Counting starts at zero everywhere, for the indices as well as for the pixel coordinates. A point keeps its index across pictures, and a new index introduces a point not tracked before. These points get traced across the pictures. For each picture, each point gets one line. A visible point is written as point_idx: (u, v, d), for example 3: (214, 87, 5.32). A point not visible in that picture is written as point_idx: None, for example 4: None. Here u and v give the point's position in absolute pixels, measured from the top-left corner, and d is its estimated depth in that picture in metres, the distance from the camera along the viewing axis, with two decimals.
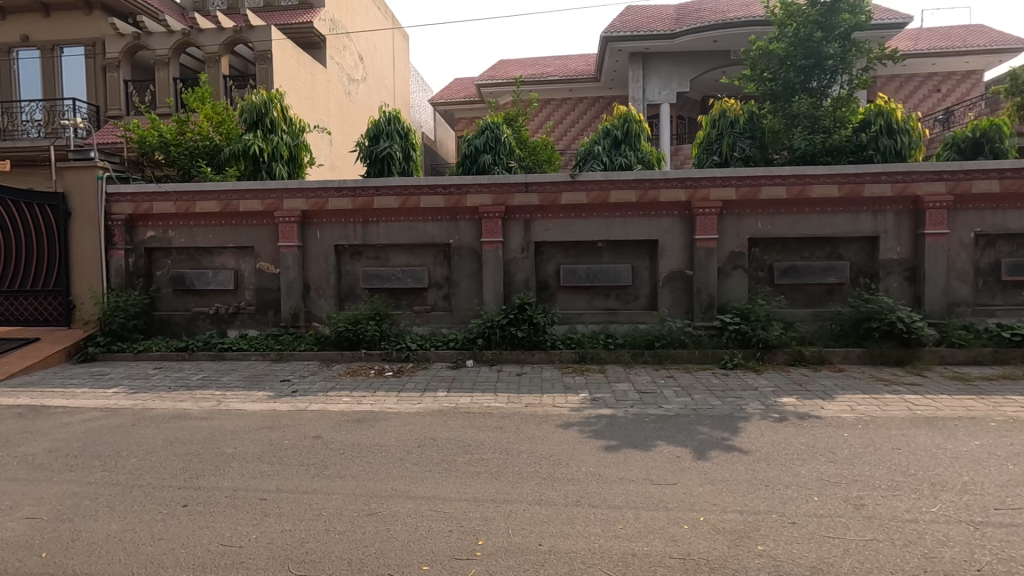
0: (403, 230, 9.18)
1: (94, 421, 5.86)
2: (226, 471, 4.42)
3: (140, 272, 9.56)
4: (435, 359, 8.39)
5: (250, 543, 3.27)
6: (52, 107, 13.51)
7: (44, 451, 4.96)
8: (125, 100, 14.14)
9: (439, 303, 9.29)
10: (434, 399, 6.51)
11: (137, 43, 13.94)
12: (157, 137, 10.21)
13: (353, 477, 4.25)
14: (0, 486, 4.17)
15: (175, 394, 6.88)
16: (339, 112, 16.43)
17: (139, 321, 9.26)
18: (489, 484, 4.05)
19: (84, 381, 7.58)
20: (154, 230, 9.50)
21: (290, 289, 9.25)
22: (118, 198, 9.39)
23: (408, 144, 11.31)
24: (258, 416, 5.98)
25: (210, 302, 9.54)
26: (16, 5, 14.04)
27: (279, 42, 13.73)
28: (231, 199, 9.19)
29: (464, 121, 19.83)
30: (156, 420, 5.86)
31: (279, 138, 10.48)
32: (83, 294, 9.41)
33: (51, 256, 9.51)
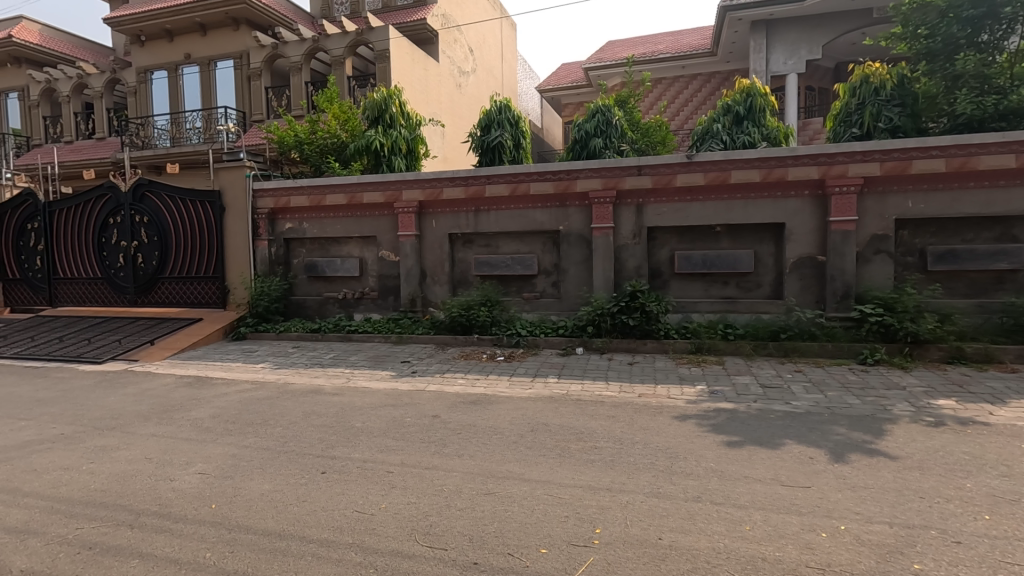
0: (513, 217, 9.30)
1: (246, 392, 6.65)
2: (357, 443, 4.80)
3: (280, 260, 10.60)
4: (545, 345, 8.46)
5: (380, 511, 3.51)
6: (209, 116, 15.36)
7: (210, 416, 5.71)
8: (266, 105, 15.69)
9: (548, 290, 9.32)
10: (545, 384, 6.58)
11: (275, 53, 15.40)
12: (293, 136, 11.21)
13: (470, 456, 4.41)
14: (178, 444, 4.87)
15: (311, 371, 7.59)
16: (450, 104, 17.00)
17: (280, 304, 10.32)
18: (604, 473, 4.01)
19: (238, 357, 8.61)
20: (291, 222, 10.47)
21: (408, 276, 9.79)
22: (262, 193, 10.48)
23: (518, 132, 11.42)
24: (382, 394, 6.41)
25: (338, 287, 10.35)
26: (180, 27, 16.07)
27: (396, 41, 14.45)
28: (357, 192, 9.89)
29: (571, 106, 19.52)
30: (297, 394, 6.51)
31: (398, 133, 11.08)
32: (235, 280, 10.67)
33: (210, 247, 10.85)
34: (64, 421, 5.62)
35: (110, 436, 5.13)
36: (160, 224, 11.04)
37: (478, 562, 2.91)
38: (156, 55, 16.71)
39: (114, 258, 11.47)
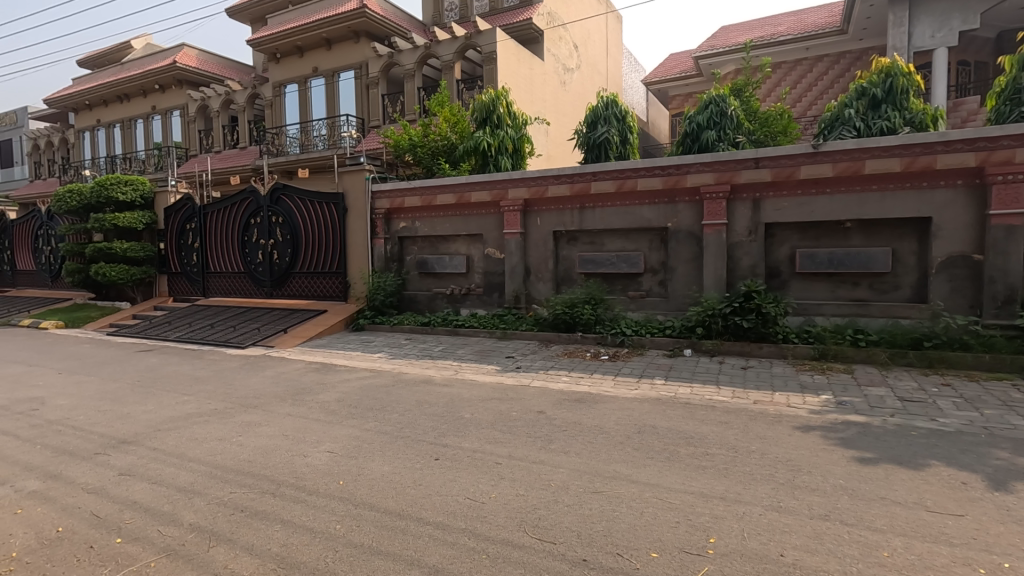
0: (619, 214, 9.14)
1: (365, 379, 7.17)
2: (467, 433, 5.00)
3: (394, 257, 11.29)
4: (651, 346, 8.25)
5: (490, 500, 3.64)
6: (333, 124, 16.70)
7: (335, 399, 6.23)
8: (382, 111, 16.71)
9: (654, 289, 9.06)
10: (651, 386, 6.41)
11: (391, 61, 16.37)
12: (407, 140, 11.84)
13: (576, 454, 4.43)
14: (309, 424, 5.36)
15: (422, 362, 8.02)
16: (554, 102, 17.08)
17: (394, 298, 10.99)
18: (717, 481, 3.83)
19: (357, 346, 9.29)
20: (405, 222, 11.10)
21: (513, 273, 9.98)
22: (380, 194, 11.21)
23: (625, 127, 11.21)
24: (488, 387, 6.61)
25: (447, 283, 10.82)
26: (310, 43, 17.60)
27: (502, 43, 14.78)
28: (465, 191, 10.26)
29: (678, 98, 18.80)
30: (410, 383, 6.91)
31: (504, 133, 11.41)
32: (355, 276, 11.52)
33: (333, 245, 11.80)
34: (216, 397, 6.42)
35: (253, 413, 5.78)
36: (292, 224, 12.18)
37: (587, 559, 2.91)
38: (289, 70, 18.42)
39: (255, 254, 12.84)
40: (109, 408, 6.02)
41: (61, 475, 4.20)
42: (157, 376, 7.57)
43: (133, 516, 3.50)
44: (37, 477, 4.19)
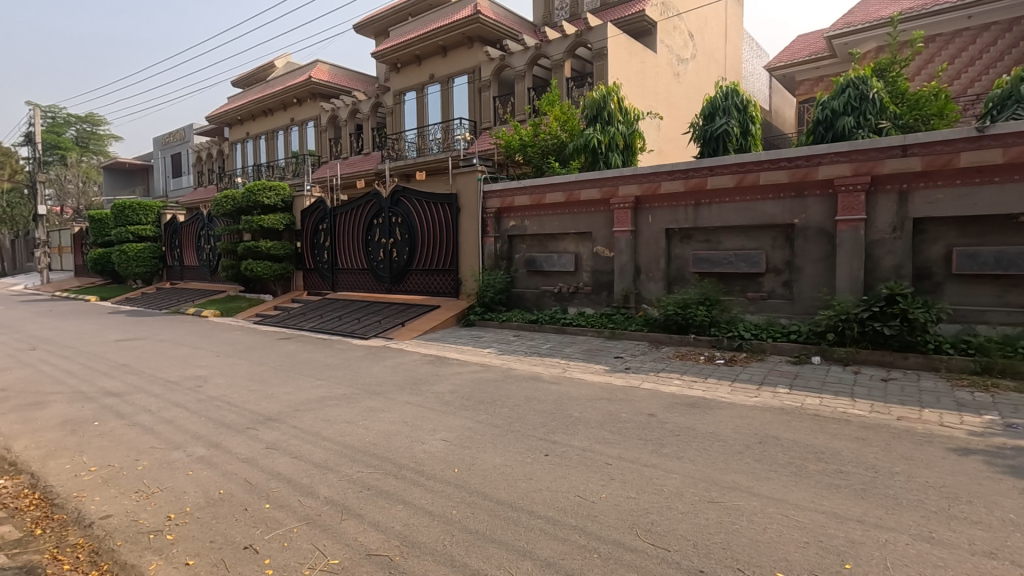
0: (738, 210, 8.62)
1: (476, 372, 7.43)
2: (576, 431, 4.99)
3: (503, 255, 11.55)
4: (773, 351, 7.70)
5: (601, 500, 3.61)
6: (448, 127, 17.46)
7: (449, 391, 6.52)
8: (494, 113, 17.18)
9: (777, 290, 8.43)
10: (774, 394, 5.98)
11: (503, 64, 16.76)
12: (518, 141, 12.03)
13: (691, 460, 4.25)
14: (426, 413, 5.66)
15: (530, 359, 8.16)
16: (667, 95, 16.50)
17: (503, 295, 11.27)
18: (853, 502, 3.49)
19: (468, 341, 9.65)
20: (515, 220, 11.32)
21: (622, 272, 9.80)
22: (491, 194, 11.55)
23: (746, 118, 10.56)
24: (597, 387, 6.57)
25: (554, 281, 10.86)
26: (427, 51, 18.53)
27: (614, 38, 14.58)
28: (574, 190, 10.27)
29: (807, 83, 17.23)
30: (519, 379, 7.05)
31: (615, 129, 11.32)
32: (467, 273, 11.96)
33: (447, 243, 12.34)
34: (344, 383, 7.01)
35: (377, 399, 6.23)
36: (410, 224, 12.92)
37: (704, 570, 2.80)
38: (408, 79, 19.52)
39: (377, 252, 13.79)
40: (257, 388, 6.80)
41: (220, 444, 4.82)
42: (295, 362, 8.42)
43: (278, 486, 3.93)
44: (202, 444, 4.85)
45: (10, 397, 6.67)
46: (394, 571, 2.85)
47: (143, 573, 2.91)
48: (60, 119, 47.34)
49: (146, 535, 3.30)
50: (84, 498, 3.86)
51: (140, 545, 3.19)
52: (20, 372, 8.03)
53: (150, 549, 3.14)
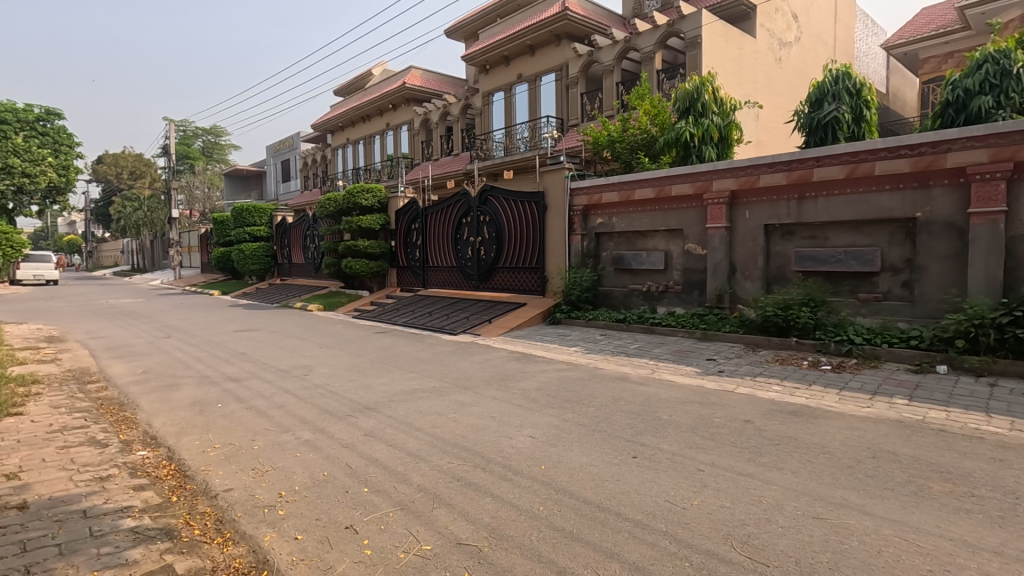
0: (848, 204, 7.94)
1: (562, 371, 7.43)
2: (666, 434, 4.84)
3: (590, 253, 11.42)
4: (888, 358, 7.03)
5: (692, 507, 3.47)
6: (535, 125, 17.55)
7: (536, 388, 6.57)
8: (581, 110, 17.04)
9: (894, 291, 7.67)
10: (889, 405, 5.46)
11: (591, 60, 16.57)
12: (606, 137, 11.83)
13: (793, 472, 3.97)
14: (513, 409, 5.74)
15: (617, 359, 8.02)
16: (768, 83, 15.53)
17: (590, 294, 11.17)
18: (988, 531, 3.10)
19: (554, 339, 9.65)
20: (602, 218, 11.16)
21: (716, 270, 9.35)
22: (578, 192, 11.47)
23: (860, 103, 9.70)
24: (688, 390, 6.33)
25: (643, 280, 10.59)
26: (515, 51, 18.74)
27: (708, 26, 13.94)
28: (665, 185, 9.95)
29: (933, 60, 15.50)
30: (606, 378, 6.96)
31: (709, 121, 10.84)
32: (553, 271, 11.97)
33: (533, 241, 12.42)
34: (435, 377, 7.28)
35: (466, 394, 6.40)
36: (498, 222, 13.14)
37: None
38: (497, 80, 19.82)
39: (465, 250, 14.16)
40: (356, 379, 7.23)
41: (324, 430, 5.18)
42: (389, 355, 8.86)
43: (376, 472, 4.16)
44: (308, 429, 5.25)
45: (151, 379, 7.58)
46: (483, 561, 2.92)
47: (260, 543, 3.20)
48: (189, 133, 53.03)
49: (262, 509, 3.62)
50: (210, 472, 4.31)
51: (256, 517, 3.51)
52: (159, 357, 9.10)
53: (264, 522, 3.44)
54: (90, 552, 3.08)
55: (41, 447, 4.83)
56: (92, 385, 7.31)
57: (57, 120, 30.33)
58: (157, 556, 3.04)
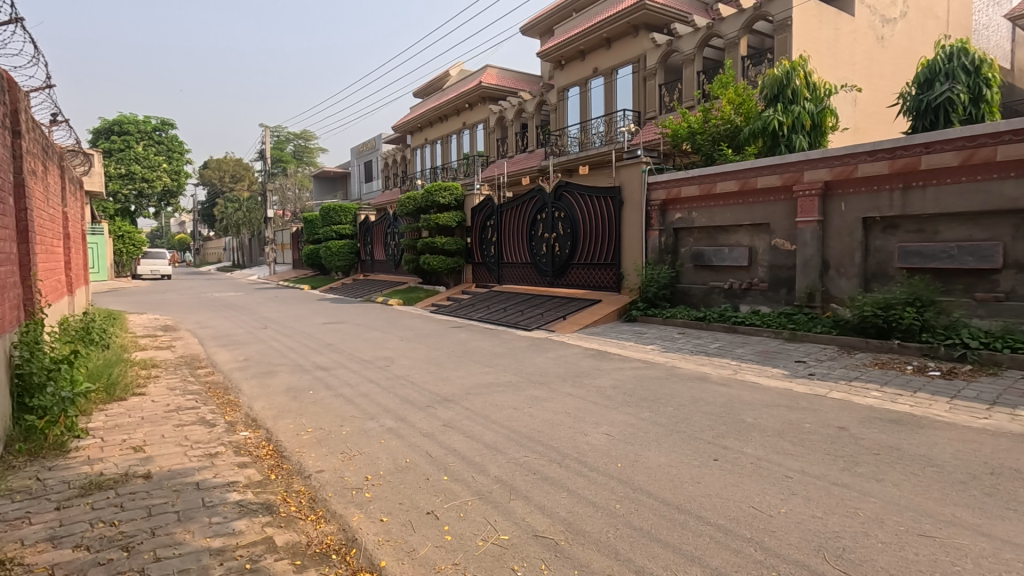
0: (963, 194, 7.20)
1: (638, 369, 7.29)
2: (751, 438, 4.63)
3: (668, 249, 11.09)
4: (1010, 365, 6.32)
5: (780, 515, 3.31)
6: (611, 119, 17.27)
7: (612, 386, 6.48)
8: (659, 102, 16.57)
9: (1019, 290, 6.88)
10: (1010, 417, 4.91)
11: (670, 49, 16.07)
12: (686, 129, 11.43)
13: (895, 484, 3.68)
14: (588, 406, 5.71)
15: (697, 358, 7.76)
16: (867, 64, 14.36)
17: (667, 291, 10.87)
18: None
19: (630, 337, 9.48)
20: (681, 212, 10.80)
21: (807, 266, 8.80)
22: (656, 186, 11.17)
23: (978, 81, 8.78)
24: (774, 392, 6.01)
25: (725, 277, 10.15)
26: (591, 45, 18.52)
27: (800, 6, 13.09)
28: (750, 177, 9.47)
29: None
30: (685, 378, 6.75)
31: (800, 108, 10.20)
32: (629, 268, 11.74)
33: (609, 237, 12.24)
34: (510, 371, 7.38)
35: (541, 389, 6.43)
36: (573, 218, 13.06)
37: None
38: (572, 75, 19.67)
39: (540, 246, 14.20)
40: (435, 371, 7.47)
41: (406, 419, 5.40)
42: (466, 350, 9.07)
43: (455, 462, 4.28)
44: (391, 417, 5.49)
45: (251, 366, 8.23)
46: (559, 554, 2.94)
47: (349, 522, 3.40)
48: (282, 138, 56.80)
49: (351, 491, 3.84)
50: (303, 453, 4.62)
51: (345, 498, 3.73)
52: (257, 346, 9.85)
53: (353, 503, 3.65)
54: (203, 520, 3.40)
55: (160, 424, 5.39)
56: (202, 370, 8.05)
57: (170, 129, 33.76)
58: (260, 528, 3.31)
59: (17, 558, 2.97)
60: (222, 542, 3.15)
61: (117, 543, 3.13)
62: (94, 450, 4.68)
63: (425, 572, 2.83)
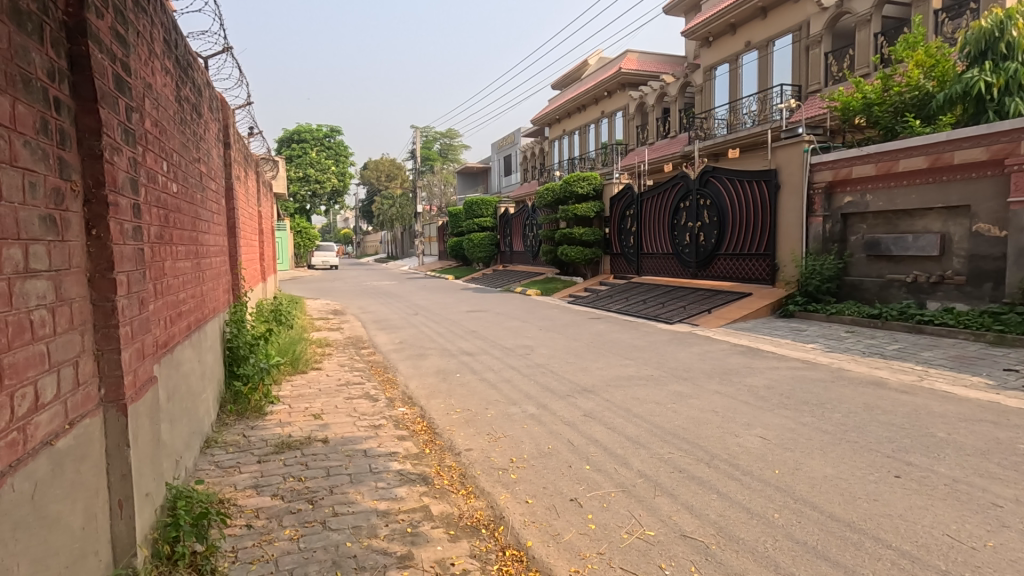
0: None
1: (797, 369, 6.64)
2: (942, 455, 3.99)
3: (834, 237, 9.88)
4: None
5: (986, 549, 2.80)
6: (766, 97, 15.82)
7: (766, 386, 5.99)
8: (826, 73, 14.81)
9: None
10: None
11: (840, 12, 14.27)
12: (860, 100, 10.06)
13: None
14: (739, 405, 5.34)
15: (870, 360, 6.86)
16: None
17: (832, 285, 9.76)
18: None
19: (787, 334, 8.67)
20: (851, 195, 9.55)
21: (1021, 256, 7.33)
22: (820, 167, 9.98)
23: None
24: (974, 404, 5.10)
25: (908, 269, 8.83)
26: (744, 17, 17.11)
27: None
28: (944, 151, 8.09)
29: None
30: (855, 382, 6.00)
31: (1016, 65, 8.47)
32: (786, 258, 10.71)
33: (762, 225, 11.27)
34: (652, 365, 7.16)
35: (686, 385, 6.15)
36: (721, 205, 12.21)
37: None
38: (721, 51, 18.33)
39: (683, 236, 13.52)
40: (575, 362, 7.51)
41: (547, 407, 5.50)
42: (605, 341, 8.98)
43: (597, 452, 4.28)
44: (533, 404, 5.64)
45: (406, 348, 8.97)
46: (710, 558, 2.80)
47: (497, 500, 3.57)
48: (431, 137, 60.89)
49: (497, 471, 4.02)
50: (454, 432, 4.94)
51: (492, 477, 3.91)
52: (410, 331, 10.70)
53: (500, 482, 3.82)
54: (371, 484, 3.80)
55: (334, 396, 6.13)
56: (366, 350, 8.98)
57: (338, 135, 37.97)
58: (418, 497, 3.61)
59: (232, 499, 3.57)
60: (387, 505, 3.49)
61: (304, 496, 3.62)
62: (284, 415, 5.44)
63: (571, 558, 2.87)
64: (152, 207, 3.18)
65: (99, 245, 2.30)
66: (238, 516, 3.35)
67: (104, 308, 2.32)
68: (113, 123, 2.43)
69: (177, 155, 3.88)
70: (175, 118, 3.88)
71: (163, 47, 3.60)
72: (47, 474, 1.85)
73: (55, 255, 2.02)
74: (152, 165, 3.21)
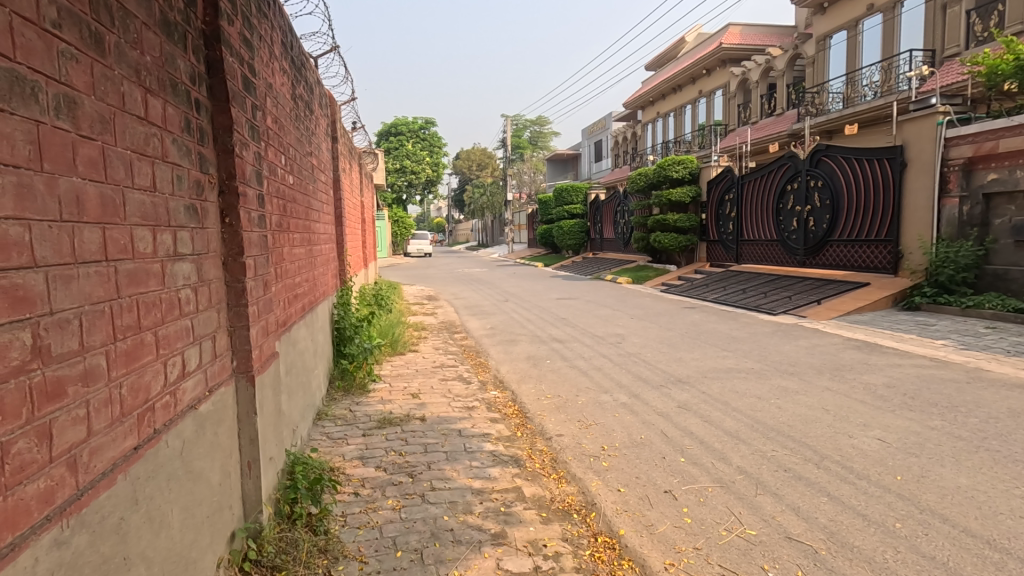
0: None
1: (924, 367, 5.99)
2: None
3: (974, 221, 8.74)
4: None
5: None
6: (891, 65, 14.23)
7: (884, 384, 5.47)
8: (967, 34, 13.05)
9: None
10: None
11: None
12: (1012, 62, 8.76)
13: None
14: (853, 404, 4.93)
15: (1014, 361, 6.04)
16: None
17: (970, 275, 8.68)
18: None
19: (912, 329, 7.84)
20: (997, 172, 8.38)
21: None
22: (958, 141, 8.84)
23: None
24: None
25: None
26: None
27: None
28: None
29: None
30: (996, 384, 5.31)
31: None
32: (912, 244, 9.64)
33: (884, 208, 10.21)
34: (753, 358, 6.77)
35: (792, 380, 5.77)
36: (834, 187, 11.19)
37: None
38: (838, 18, 16.73)
39: (789, 221, 12.59)
40: (668, 352, 7.28)
41: (640, 396, 5.39)
42: (701, 332, 8.62)
43: (692, 445, 4.13)
44: (625, 392, 5.55)
45: (497, 334, 9.16)
46: (820, 564, 2.62)
47: (589, 486, 3.56)
48: (521, 126, 61.21)
49: (589, 457, 4.01)
50: (545, 417, 4.99)
51: (584, 464, 3.91)
52: (501, 317, 10.93)
53: (591, 469, 3.81)
54: (466, 463, 3.94)
55: (430, 377, 6.41)
56: (459, 335, 9.29)
57: (432, 127, 39.34)
58: (511, 478, 3.69)
59: (341, 467, 3.86)
60: (481, 484, 3.60)
61: (404, 469, 3.83)
62: (385, 393, 5.78)
63: (665, 550, 2.81)
64: (273, 198, 3.48)
65: (232, 232, 2.55)
66: (347, 484, 3.62)
67: (236, 288, 2.57)
68: (242, 121, 2.67)
69: (293, 149, 4.19)
70: (292, 114, 4.20)
71: (281, 48, 3.89)
72: (192, 434, 2.10)
73: (197, 240, 2.27)
74: (273, 159, 3.50)
